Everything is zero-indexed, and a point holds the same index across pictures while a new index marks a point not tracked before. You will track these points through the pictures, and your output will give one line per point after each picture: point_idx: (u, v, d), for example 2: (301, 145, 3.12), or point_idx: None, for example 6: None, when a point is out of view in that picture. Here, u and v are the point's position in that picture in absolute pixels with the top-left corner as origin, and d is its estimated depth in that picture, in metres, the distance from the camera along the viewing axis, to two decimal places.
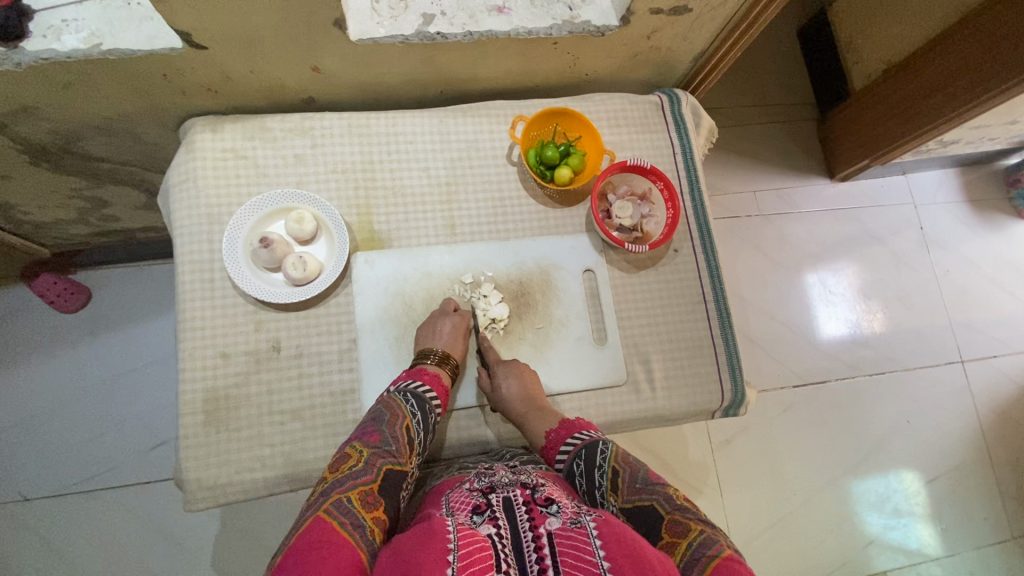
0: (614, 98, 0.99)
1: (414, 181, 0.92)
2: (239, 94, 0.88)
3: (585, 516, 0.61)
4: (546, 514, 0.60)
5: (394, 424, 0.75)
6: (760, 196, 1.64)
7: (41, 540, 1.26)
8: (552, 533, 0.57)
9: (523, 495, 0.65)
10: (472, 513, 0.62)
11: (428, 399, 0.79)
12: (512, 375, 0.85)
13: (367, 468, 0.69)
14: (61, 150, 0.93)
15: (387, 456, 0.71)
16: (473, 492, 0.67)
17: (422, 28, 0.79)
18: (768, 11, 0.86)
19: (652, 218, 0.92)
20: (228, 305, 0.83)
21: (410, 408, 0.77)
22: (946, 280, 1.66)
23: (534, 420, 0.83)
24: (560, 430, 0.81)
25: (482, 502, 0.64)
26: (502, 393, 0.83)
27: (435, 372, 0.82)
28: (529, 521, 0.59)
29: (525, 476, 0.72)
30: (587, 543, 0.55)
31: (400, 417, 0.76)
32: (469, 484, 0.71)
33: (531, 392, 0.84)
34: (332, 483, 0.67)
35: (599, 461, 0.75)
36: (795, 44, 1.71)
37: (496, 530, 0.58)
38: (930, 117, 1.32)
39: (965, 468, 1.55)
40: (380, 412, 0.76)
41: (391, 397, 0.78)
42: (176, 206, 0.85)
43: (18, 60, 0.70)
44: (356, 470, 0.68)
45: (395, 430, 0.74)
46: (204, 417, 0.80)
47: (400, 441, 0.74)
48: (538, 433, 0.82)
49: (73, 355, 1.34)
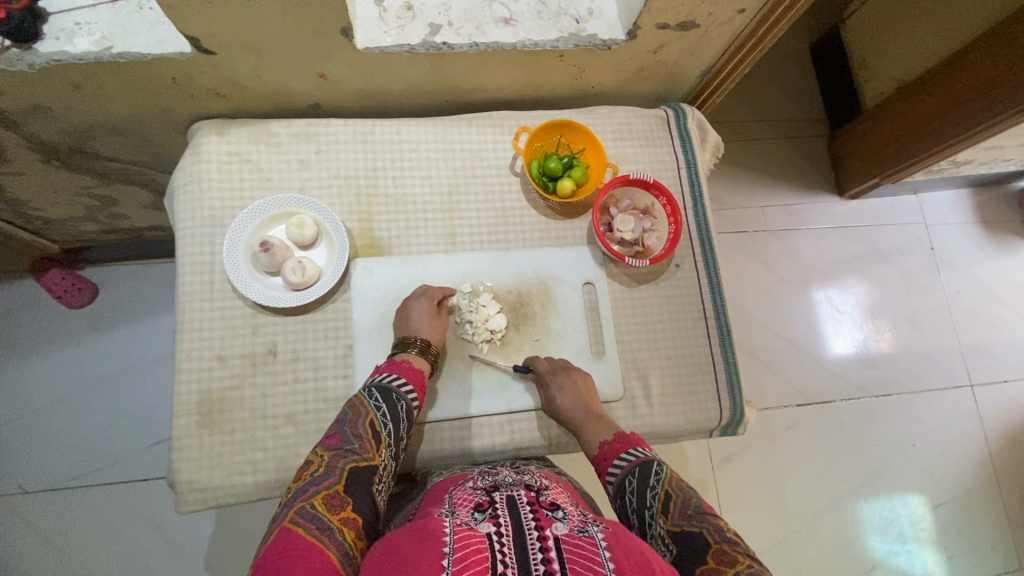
0: (619, 111, 0.99)
1: (417, 189, 0.92)
2: (246, 98, 0.89)
3: (592, 525, 0.60)
4: (552, 519, 0.60)
5: (356, 422, 0.74)
6: (768, 212, 1.63)
7: (36, 533, 1.27)
8: (558, 538, 0.56)
9: (527, 496, 0.65)
10: (475, 510, 0.62)
11: (396, 390, 0.77)
12: (568, 386, 0.83)
13: (329, 471, 0.68)
14: (72, 149, 0.94)
15: (350, 456, 0.71)
16: (477, 490, 0.67)
17: (429, 38, 0.79)
18: (778, 27, 0.86)
19: (654, 233, 0.91)
20: (228, 307, 0.84)
21: (373, 403, 0.76)
22: (956, 301, 1.64)
23: (589, 431, 0.81)
24: (615, 443, 0.79)
25: (485, 500, 0.64)
26: (556, 405, 0.82)
27: (405, 359, 0.80)
28: (535, 522, 0.58)
29: (529, 478, 0.72)
30: (596, 552, 0.54)
31: (363, 414, 0.74)
32: (472, 482, 0.71)
33: (586, 402, 0.83)
34: (295, 491, 0.67)
35: (652, 482, 0.72)
36: (805, 60, 1.71)
37: (497, 527, 0.57)
38: (951, 131, 1.28)
39: (972, 494, 1.52)
40: (344, 414, 0.75)
41: (356, 398, 0.77)
42: (180, 208, 0.86)
43: (31, 61, 0.71)
44: (318, 475, 0.68)
45: (357, 429, 0.73)
46: (199, 418, 0.80)
47: (364, 438, 0.73)
48: (592, 441, 0.81)
49: (79, 349, 1.36)
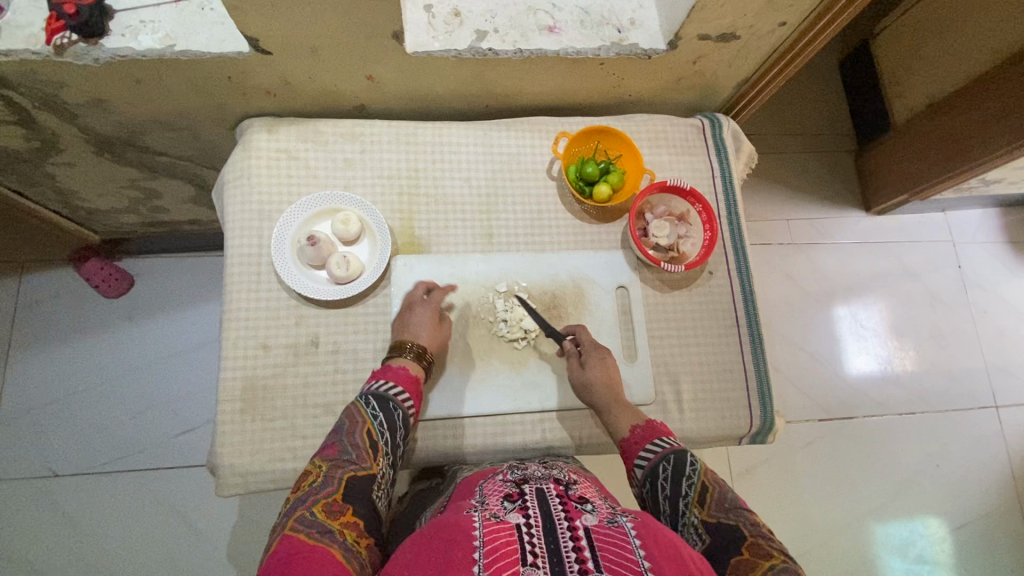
0: (656, 120, 1.01)
1: (456, 190, 0.94)
2: (296, 98, 0.92)
3: (621, 516, 0.60)
4: (581, 511, 0.60)
5: (354, 431, 0.74)
6: (793, 225, 1.63)
7: (65, 515, 1.30)
8: (588, 528, 0.56)
9: (556, 489, 0.65)
10: (505, 501, 0.63)
11: (393, 398, 0.77)
12: (600, 366, 0.85)
13: (328, 481, 0.69)
14: (125, 142, 0.98)
15: (347, 466, 0.71)
16: (507, 483, 0.68)
17: (476, 44, 0.82)
18: (818, 41, 0.87)
19: (689, 239, 0.93)
20: (272, 298, 0.86)
21: (371, 411, 0.76)
22: (984, 321, 1.62)
23: (620, 413, 0.81)
24: (646, 429, 0.79)
25: (514, 491, 0.65)
26: (586, 381, 0.84)
27: (402, 365, 0.80)
28: (565, 513, 0.59)
29: (557, 473, 0.72)
30: (627, 542, 0.55)
31: (360, 423, 0.75)
32: (502, 475, 0.72)
33: (615, 385, 0.84)
34: (295, 500, 0.68)
35: (688, 471, 0.71)
36: (835, 75, 1.71)
37: (527, 518, 0.58)
38: (982, 150, 1.28)
39: (996, 518, 1.49)
40: (341, 422, 0.75)
41: (353, 405, 0.77)
42: (230, 201, 0.89)
43: (97, 56, 0.75)
44: (317, 485, 0.69)
45: (355, 438, 0.73)
46: (241, 405, 0.83)
47: (361, 447, 0.73)
48: (619, 427, 0.81)
49: (114, 337, 1.40)
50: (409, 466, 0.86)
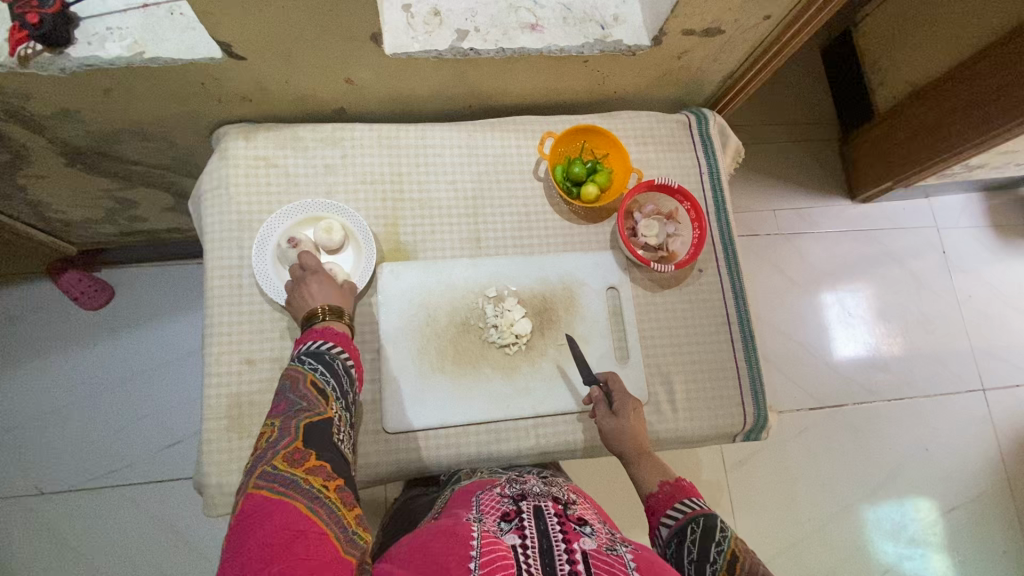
0: (642, 116, 0.99)
1: (441, 193, 0.93)
2: (273, 103, 0.89)
3: (620, 545, 0.60)
4: (579, 533, 0.60)
5: (297, 385, 0.71)
6: (781, 215, 1.64)
7: (52, 534, 1.27)
8: (585, 552, 0.56)
9: (554, 507, 0.65)
10: (501, 518, 0.62)
11: (328, 351, 0.75)
12: (633, 415, 0.83)
13: (283, 433, 0.65)
14: (96, 152, 0.95)
15: (301, 416, 0.68)
16: (504, 497, 0.67)
17: (457, 44, 0.80)
18: (803, 34, 0.86)
19: (678, 238, 0.92)
20: (256, 311, 0.84)
21: (310, 366, 0.73)
22: (969, 306, 1.63)
23: (649, 467, 0.80)
24: (676, 487, 0.78)
25: (512, 509, 0.64)
26: (619, 429, 0.82)
27: (327, 326, 0.78)
28: (563, 535, 0.59)
29: (556, 489, 0.72)
30: (624, 572, 0.54)
31: (302, 377, 0.71)
32: (500, 487, 0.70)
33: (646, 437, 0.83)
34: (253, 459, 0.64)
35: (718, 536, 0.70)
36: (819, 64, 1.71)
37: (523, 539, 0.57)
38: (967, 135, 1.28)
39: (985, 499, 1.51)
40: (283, 382, 0.72)
41: (289, 365, 0.73)
42: (208, 211, 0.87)
43: (62, 66, 0.72)
44: (273, 439, 0.65)
45: (301, 390, 0.70)
46: (228, 422, 0.81)
47: (310, 396, 0.70)
48: (650, 480, 0.79)
49: (95, 350, 1.36)
50: (402, 476, 0.85)
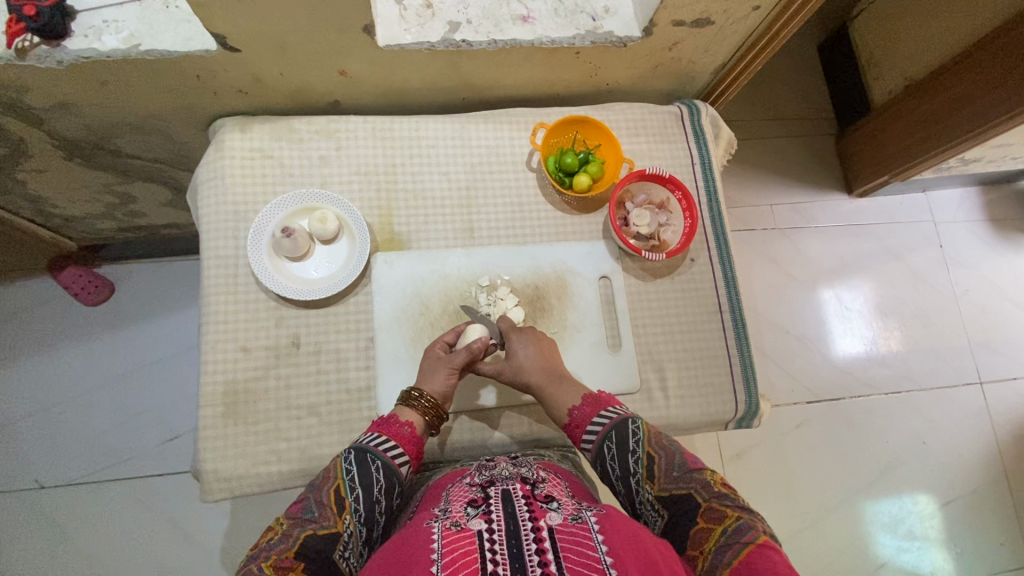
0: (634, 107, 1.00)
1: (435, 184, 0.94)
2: (268, 95, 0.90)
3: (585, 512, 0.60)
4: (546, 510, 0.60)
5: (322, 487, 0.71)
6: (777, 210, 1.64)
7: (52, 528, 1.28)
8: (552, 527, 0.56)
9: (522, 489, 0.65)
10: (469, 507, 0.62)
11: (371, 450, 0.74)
12: (530, 343, 0.84)
13: (282, 538, 0.66)
14: (94, 146, 0.96)
15: (307, 524, 0.68)
16: (473, 487, 0.68)
17: (448, 36, 0.81)
18: (792, 24, 0.87)
19: (669, 227, 0.93)
20: (251, 300, 0.85)
21: (345, 466, 0.73)
22: (966, 299, 1.64)
23: (556, 391, 0.81)
24: (585, 406, 0.79)
25: (479, 497, 0.64)
26: (519, 361, 0.83)
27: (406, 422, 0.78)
28: (529, 513, 0.59)
29: (525, 470, 0.72)
30: (589, 539, 0.55)
31: (330, 479, 0.72)
32: (469, 478, 0.71)
33: (547, 362, 0.83)
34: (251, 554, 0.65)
35: (632, 445, 0.73)
36: (814, 59, 1.72)
37: (489, 523, 0.57)
38: (960, 128, 1.28)
39: (982, 491, 1.52)
40: (315, 478, 0.74)
41: (333, 459, 0.75)
42: (204, 202, 0.88)
43: (59, 58, 0.73)
44: (273, 541, 0.66)
45: (320, 496, 0.70)
46: (224, 409, 0.82)
47: (326, 505, 0.70)
48: (560, 407, 0.80)
49: (94, 345, 1.37)
50: None
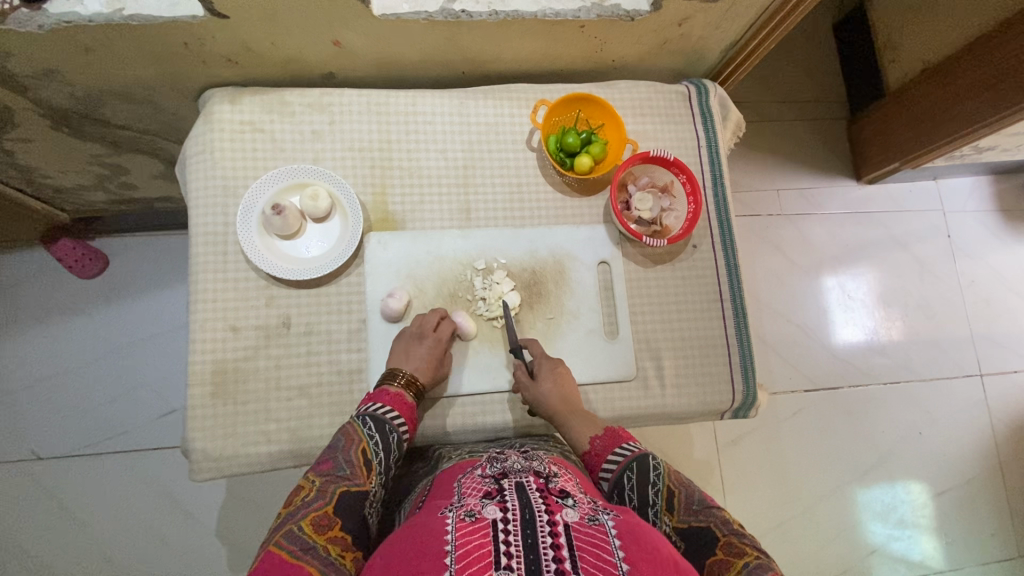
0: (640, 86, 0.97)
1: (431, 162, 0.91)
2: (260, 66, 0.87)
3: (602, 513, 0.59)
4: (561, 506, 0.59)
5: (349, 449, 0.73)
6: (784, 195, 1.60)
7: (49, 499, 1.29)
8: (568, 525, 0.55)
9: (536, 482, 0.64)
10: (483, 497, 0.61)
11: (388, 423, 0.77)
12: (552, 375, 0.83)
13: (319, 495, 0.68)
14: (82, 115, 0.93)
15: (340, 481, 0.70)
16: (485, 478, 0.66)
17: (447, 5, 0.77)
18: (807, 2, 0.82)
19: (672, 212, 0.90)
20: (241, 278, 0.83)
21: (367, 431, 0.75)
22: (972, 291, 1.61)
23: (576, 423, 0.81)
24: (605, 438, 0.79)
25: (493, 488, 0.63)
26: (541, 394, 0.81)
27: (400, 393, 0.79)
28: (546, 508, 0.58)
29: (537, 464, 0.71)
30: (606, 541, 0.54)
31: (356, 441, 0.74)
32: (480, 469, 0.70)
33: (568, 394, 0.82)
34: (285, 515, 0.67)
35: (652, 478, 0.73)
36: (828, 39, 1.66)
37: (506, 513, 0.57)
38: (978, 116, 1.24)
39: (977, 483, 1.52)
40: (336, 439, 0.74)
41: (349, 423, 0.76)
42: (192, 175, 0.85)
43: (41, 22, 0.70)
44: (308, 499, 0.68)
45: (349, 456, 0.72)
46: (212, 388, 0.81)
47: (355, 465, 0.72)
48: (580, 438, 0.80)
49: (88, 318, 1.36)
50: None
